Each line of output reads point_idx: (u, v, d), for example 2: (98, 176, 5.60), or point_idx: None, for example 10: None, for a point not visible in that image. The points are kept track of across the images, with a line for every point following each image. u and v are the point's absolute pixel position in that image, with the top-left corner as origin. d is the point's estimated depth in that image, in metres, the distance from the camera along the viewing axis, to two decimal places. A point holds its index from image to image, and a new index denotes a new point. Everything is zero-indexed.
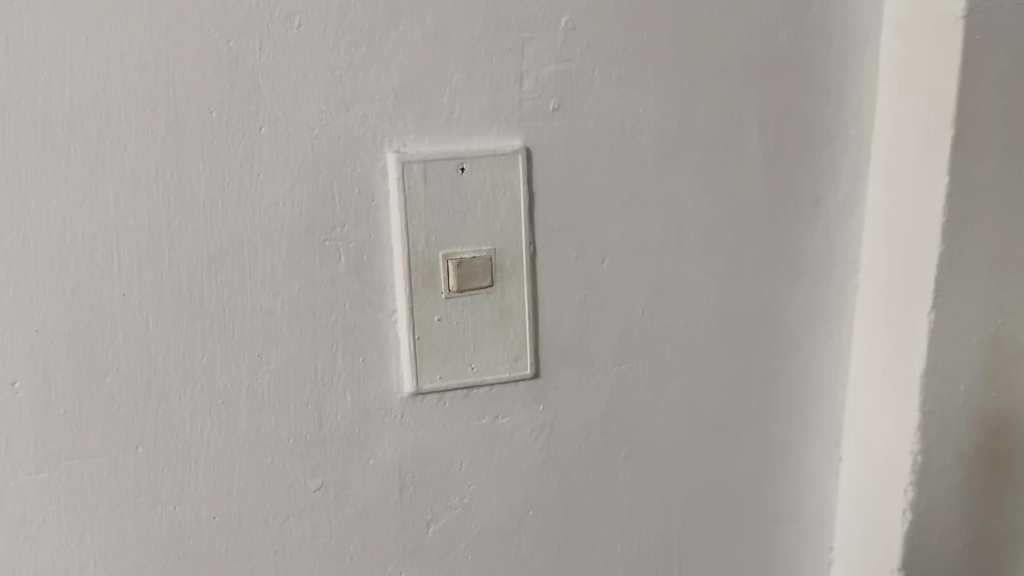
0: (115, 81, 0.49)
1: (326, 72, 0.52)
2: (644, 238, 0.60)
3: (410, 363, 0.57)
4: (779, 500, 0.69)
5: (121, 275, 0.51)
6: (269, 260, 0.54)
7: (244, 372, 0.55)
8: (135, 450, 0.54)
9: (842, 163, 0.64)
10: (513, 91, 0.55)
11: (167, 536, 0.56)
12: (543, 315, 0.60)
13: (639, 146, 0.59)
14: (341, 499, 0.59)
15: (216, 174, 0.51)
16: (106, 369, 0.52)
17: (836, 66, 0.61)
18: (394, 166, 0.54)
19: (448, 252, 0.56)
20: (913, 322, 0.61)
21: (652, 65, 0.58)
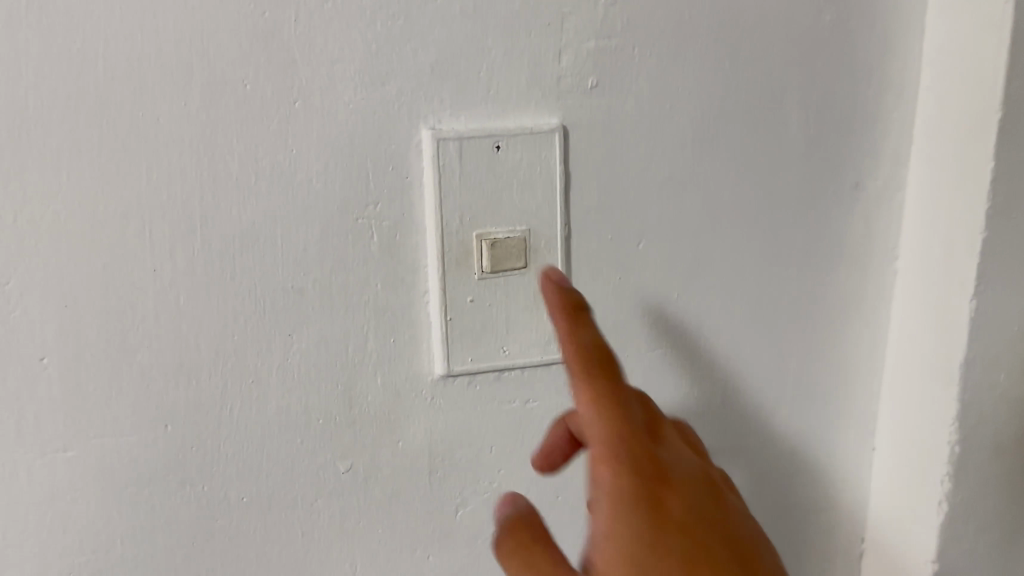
0: (149, 53, 0.48)
1: (362, 46, 0.51)
2: (680, 221, 0.59)
3: (442, 345, 0.56)
4: (809, 485, 0.70)
5: (153, 251, 0.50)
6: (302, 238, 0.53)
7: (275, 351, 0.54)
8: (164, 429, 0.53)
9: (885, 146, 0.62)
10: (552, 67, 0.54)
11: (195, 516, 0.55)
12: (577, 297, 0.59)
13: (677, 126, 0.57)
14: (371, 482, 0.58)
15: (250, 149, 0.50)
16: (137, 346, 0.51)
17: (881, 46, 0.60)
18: (428, 143, 0.53)
19: (482, 233, 0.55)
20: (954, 310, 0.60)
21: (693, 43, 0.56)
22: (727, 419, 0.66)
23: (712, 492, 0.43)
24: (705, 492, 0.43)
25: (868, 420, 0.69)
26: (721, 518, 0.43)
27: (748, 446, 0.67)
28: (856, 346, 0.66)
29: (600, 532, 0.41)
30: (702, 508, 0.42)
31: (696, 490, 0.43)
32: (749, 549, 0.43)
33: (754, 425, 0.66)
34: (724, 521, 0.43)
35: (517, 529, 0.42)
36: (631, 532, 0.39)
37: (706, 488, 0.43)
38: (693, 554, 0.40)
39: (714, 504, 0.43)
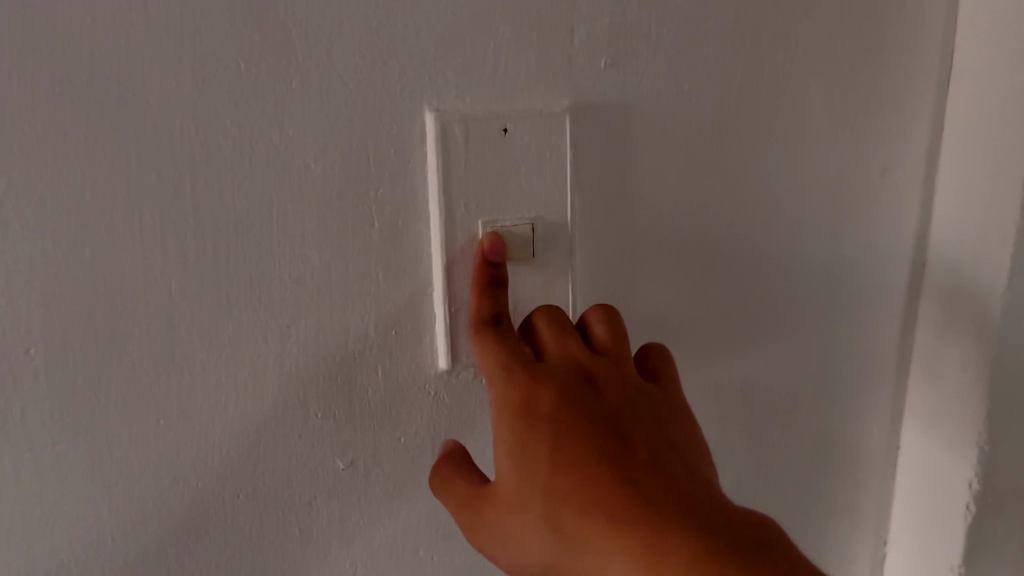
0: (138, 28, 0.45)
1: (363, 22, 0.48)
2: (697, 209, 0.57)
3: (446, 337, 0.54)
4: (829, 486, 0.67)
5: (143, 238, 0.48)
6: (299, 225, 0.50)
7: (272, 343, 0.52)
8: (157, 423, 0.51)
9: (914, 131, 0.59)
10: (564, 46, 0.51)
11: (189, 512, 0.53)
12: (587, 289, 0.56)
13: (696, 108, 0.54)
14: (372, 478, 0.56)
15: (245, 131, 0.48)
16: (127, 337, 0.49)
17: (913, 24, 0.56)
18: (432, 126, 0.50)
19: (489, 220, 0.52)
20: (984, 301, 0.58)
21: (715, 21, 0.53)
22: (744, 416, 0.63)
23: (593, 383, 0.48)
24: (581, 387, 0.48)
25: (890, 418, 0.66)
26: (601, 405, 0.47)
27: (767, 444, 0.64)
28: (880, 341, 0.64)
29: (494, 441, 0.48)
30: (574, 396, 0.47)
31: (571, 383, 0.48)
32: (627, 426, 0.46)
33: (773, 422, 0.64)
34: (601, 408, 0.47)
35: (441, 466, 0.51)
36: (509, 434, 0.47)
37: (586, 382, 0.48)
38: (559, 438, 0.45)
39: (593, 393, 0.48)
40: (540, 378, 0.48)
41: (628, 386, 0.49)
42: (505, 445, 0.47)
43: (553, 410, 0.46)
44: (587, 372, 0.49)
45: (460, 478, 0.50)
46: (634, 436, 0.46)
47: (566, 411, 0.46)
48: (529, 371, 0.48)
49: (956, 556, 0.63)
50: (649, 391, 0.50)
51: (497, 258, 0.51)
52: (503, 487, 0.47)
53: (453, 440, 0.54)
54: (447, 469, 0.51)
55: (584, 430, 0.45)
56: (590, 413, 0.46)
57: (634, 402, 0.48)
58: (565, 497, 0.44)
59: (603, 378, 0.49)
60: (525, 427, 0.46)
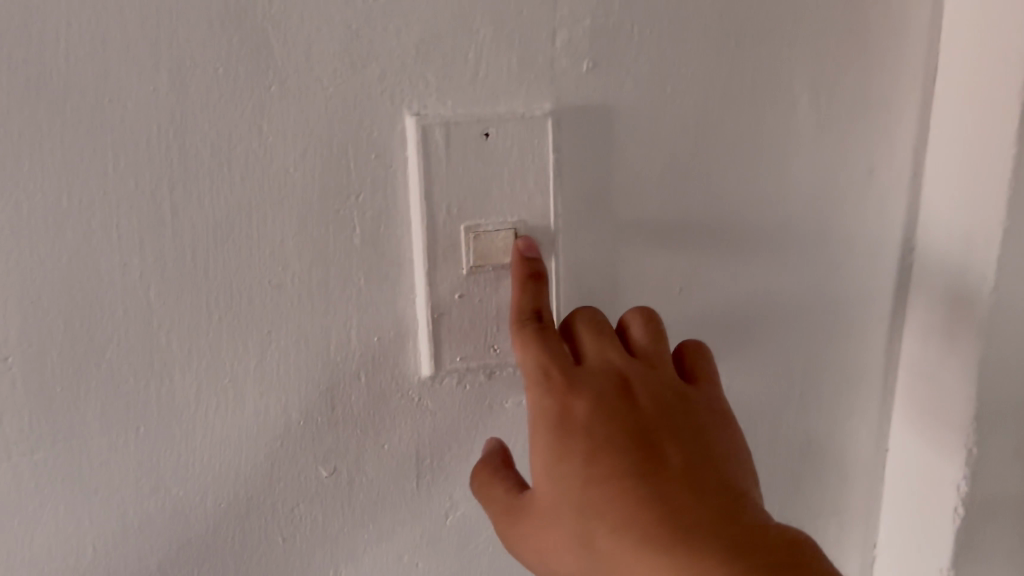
0: (114, 33, 0.45)
1: (341, 25, 0.47)
2: (681, 212, 0.56)
3: (429, 343, 0.53)
4: (816, 490, 0.67)
5: (120, 244, 0.47)
6: (279, 230, 0.50)
7: (252, 350, 0.51)
8: (136, 432, 0.51)
9: (899, 132, 0.58)
10: (545, 49, 0.51)
11: (170, 521, 0.53)
12: (571, 294, 0.56)
13: (680, 110, 0.54)
14: (355, 486, 0.56)
15: (223, 136, 0.47)
16: (105, 344, 0.49)
17: (897, 25, 0.56)
18: (412, 130, 0.49)
19: (471, 225, 0.52)
20: (972, 301, 0.56)
21: (697, 22, 0.53)
22: None
23: (629, 394, 0.47)
24: (616, 395, 0.47)
25: (878, 420, 0.66)
26: (636, 414, 0.46)
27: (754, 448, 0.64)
28: (867, 344, 0.63)
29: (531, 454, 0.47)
30: (611, 407, 0.46)
31: (608, 393, 0.47)
32: (662, 436, 0.45)
33: (760, 426, 0.63)
34: (636, 417, 0.46)
35: (479, 469, 0.51)
36: (543, 442, 0.46)
37: (622, 390, 0.47)
38: (593, 446, 0.44)
39: (629, 401, 0.46)
40: (575, 386, 0.47)
41: (664, 394, 0.48)
42: (540, 453, 0.46)
43: (589, 423, 0.45)
44: (624, 380, 0.48)
45: (500, 483, 0.49)
46: (669, 447, 0.44)
47: (601, 420, 0.45)
48: (565, 378, 0.47)
49: (945, 560, 0.62)
50: (689, 398, 0.49)
51: (535, 255, 0.51)
52: (539, 500, 0.45)
53: (496, 441, 0.54)
54: (488, 474, 0.50)
55: (618, 439, 0.44)
56: (625, 422, 0.45)
57: (670, 410, 0.47)
58: (596, 514, 0.42)
59: (641, 389, 0.48)
60: (559, 435, 0.45)
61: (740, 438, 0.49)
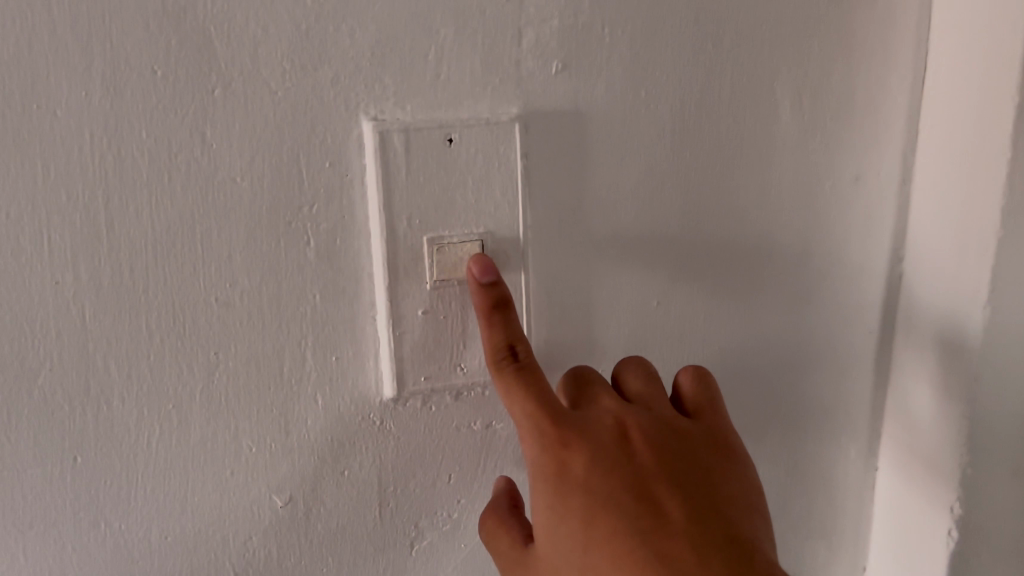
0: (42, 34, 0.41)
1: (290, 25, 0.44)
2: (659, 222, 0.53)
3: (391, 363, 0.50)
4: (802, 511, 0.64)
5: (52, 261, 0.44)
6: (226, 244, 0.46)
7: (198, 373, 0.48)
8: (73, 462, 0.47)
9: (887, 136, 0.55)
10: (510, 50, 0.48)
11: (112, 557, 0.49)
12: (544, 309, 0.52)
13: (656, 114, 0.51)
14: (312, 516, 0.52)
15: (163, 143, 0.44)
16: (37, 369, 0.45)
17: (883, 25, 0.53)
18: (369, 136, 0.46)
19: (434, 237, 0.48)
20: (963, 316, 0.53)
21: (673, 21, 0.50)
22: None
23: (626, 441, 0.45)
24: (612, 445, 0.45)
25: (869, 438, 0.63)
26: (633, 465, 0.44)
27: None
28: (857, 357, 0.60)
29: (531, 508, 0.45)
30: (608, 461, 0.44)
31: (604, 444, 0.45)
32: (662, 489, 0.43)
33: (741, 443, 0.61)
34: (634, 469, 0.44)
35: (488, 516, 0.49)
36: (543, 500, 0.44)
37: (619, 437, 0.45)
38: (593, 508, 0.43)
39: (626, 452, 0.45)
40: (570, 436, 0.45)
41: (663, 438, 0.46)
42: (541, 512, 0.44)
43: (588, 480, 0.43)
44: (620, 426, 0.46)
45: (505, 533, 0.48)
46: (669, 500, 0.43)
47: (598, 475, 0.43)
48: (558, 427, 0.45)
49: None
50: (687, 435, 0.47)
51: (492, 278, 0.47)
52: (542, 556, 0.44)
53: (503, 478, 0.53)
54: (495, 521, 0.49)
55: (618, 496, 0.43)
56: (624, 476, 0.43)
57: (671, 459, 0.45)
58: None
59: (637, 435, 0.45)
60: (557, 494, 0.44)
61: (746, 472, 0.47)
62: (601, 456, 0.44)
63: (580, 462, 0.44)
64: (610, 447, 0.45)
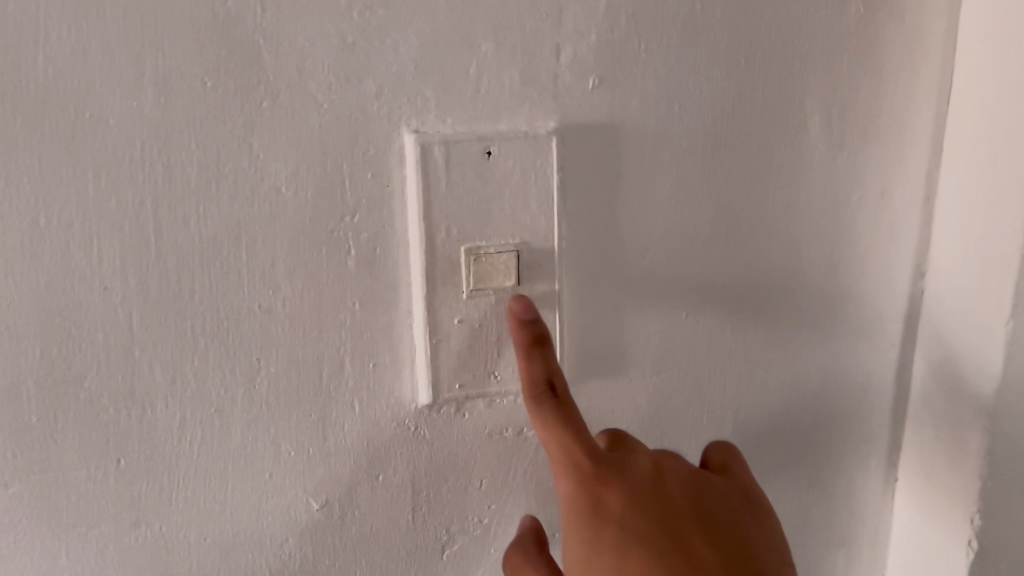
0: (96, 46, 0.42)
1: (336, 39, 0.45)
2: (689, 235, 0.54)
3: (427, 371, 0.51)
4: (823, 519, 0.65)
5: (102, 267, 0.45)
6: (269, 252, 0.47)
7: (240, 377, 0.49)
8: (116, 464, 0.48)
9: (912, 152, 0.56)
10: (548, 64, 0.49)
11: (152, 557, 0.50)
12: (576, 319, 0.53)
13: (687, 128, 0.52)
14: (347, 519, 0.53)
15: (210, 153, 0.45)
16: (83, 372, 0.46)
17: (910, 43, 0.54)
18: (410, 147, 0.47)
19: (471, 248, 0.49)
20: (988, 334, 0.54)
21: (706, 38, 0.51)
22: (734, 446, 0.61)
23: (661, 484, 0.47)
24: (649, 487, 0.47)
25: (890, 448, 0.63)
26: (668, 508, 0.46)
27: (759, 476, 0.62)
28: (880, 367, 0.61)
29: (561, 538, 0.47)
30: (645, 502, 0.46)
31: (641, 486, 0.46)
32: (694, 535, 0.45)
33: (763, 453, 0.62)
34: (670, 513, 0.46)
35: (512, 551, 0.52)
36: (574, 533, 0.46)
37: (652, 478, 0.47)
38: (628, 547, 0.44)
39: (662, 495, 0.47)
40: (609, 474, 0.46)
41: (697, 486, 0.48)
42: (573, 545, 0.46)
43: (624, 519, 0.45)
44: (656, 469, 0.48)
45: (531, 566, 0.50)
46: (701, 545, 0.45)
47: (634, 515, 0.45)
48: (594, 462, 0.46)
49: None
50: (715, 484, 0.49)
51: (533, 316, 0.49)
52: None
53: (529, 517, 0.55)
54: (519, 556, 0.51)
55: (649, 538, 0.45)
56: (659, 518, 0.45)
57: (704, 507, 0.47)
58: None
59: (673, 481, 0.48)
60: (593, 530, 0.45)
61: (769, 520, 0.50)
62: (638, 498, 0.46)
63: (617, 501, 0.46)
64: (648, 488, 0.47)
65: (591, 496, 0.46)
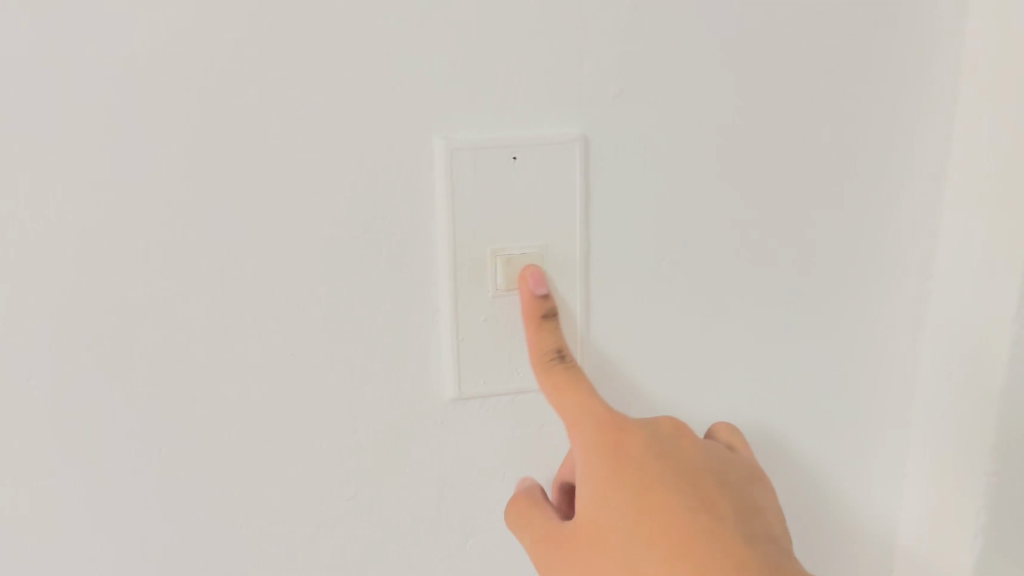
0: (144, 58, 0.44)
1: (372, 50, 0.47)
2: (705, 239, 0.56)
3: (453, 366, 0.53)
4: (835, 517, 0.66)
5: (149, 267, 0.47)
6: (306, 253, 0.49)
7: (277, 372, 0.51)
8: (159, 453, 0.51)
9: (921, 160, 0.58)
10: (572, 75, 0.51)
11: (192, 543, 0.53)
12: (596, 318, 0.56)
13: (704, 136, 0.54)
14: (377, 509, 0.55)
15: (251, 158, 0.47)
16: (130, 366, 0.49)
17: (921, 55, 0.56)
18: (441, 154, 0.49)
19: (497, 248, 0.51)
20: (993, 332, 0.57)
21: (723, 50, 0.53)
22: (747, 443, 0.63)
23: (675, 442, 0.50)
24: (665, 441, 0.50)
25: (898, 448, 0.65)
26: (683, 460, 0.49)
27: (771, 473, 0.64)
28: (891, 370, 0.63)
29: (580, 485, 0.49)
30: (662, 451, 0.49)
31: (657, 438, 0.50)
32: (708, 481, 0.48)
33: (777, 452, 0.63)
34: (685, 463, 0.49)
35: (520, 498, 0.54)
36: (593, 475, 0.49)
37: (669, 437, 0.50)
38: (648, 482, 0.47)
39: (677, 450, 0.50)
40: (626, 425, 0.49)
41: (711, 451, 0.51)
42: (591, 486, 0.49)
43: (644, 461, 0.48)
44: (670, 429, 0.51)
45: (539, 510, 0.53)
46: (715, 490, 0.48)
47: (653, 459, 0.48)
48: (614, 415, 0.50)
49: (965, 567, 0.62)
50: (726, 454, 0.52)
51: (543, 292, 0.51)
52: (583, 525, 0.49)
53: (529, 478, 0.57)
54: (525, 502, 0.54)
55: (669, 477, 0.48)
56: (676, 465, 0.49)
57: (717, 466, 0.50)
58: (649, 545, 0.46)
59: (688, 440, 0.51)
60: (614, 469, 0.48)
61: (774, 499, 0.52)
62: (655, 447, 0.49)
63: (636, 448, 0.49)
64: (664, 441, 0.50)
65: (611, 445, 0.49)
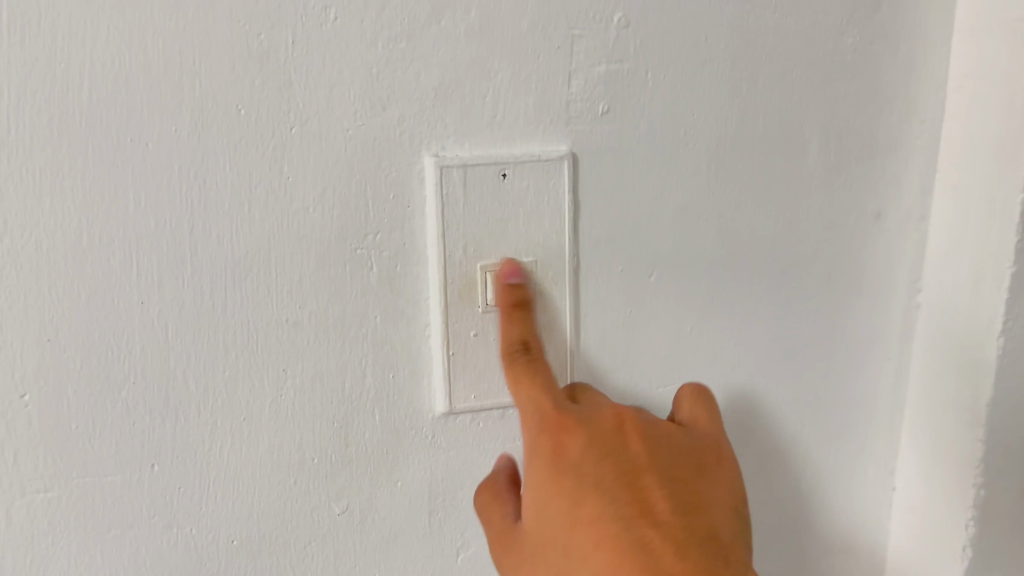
0: (138, 76, 0.45)
1: (362, 69, 0.48)
2: (693, 253, 0.57)
3: (443, 381, 0.53)
4: (825, 528, 0.67)
5: (141, 282, 0.48)
6: (297, 269, 0.50)
7: (268, 387, 0.51)
8: (150, 468, 0.51)
9: (907, 174, 0.59)
10: (560, 92, 0.51)
11: (182, 559, 0.53)
12: (586, 332, 0.56)
13: (691, 152, 0.55)
14: (367, 522, 0.56)
15: (243, 175, 0.48)
16: (122, 381, 0.49)
17: (906, 72, 0.57)
18: (430, 170, 0.50)
19: (486, 264, 0.52)
20: (980, 346, 0.57)
21: (709, 67, 0.54)
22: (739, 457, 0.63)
23: (621, 437, 0.48)
24: (609, 439, 0.48)
25: (888, 460, 0.66)
26: (627, 458, 0.47)
27: (762, 485, 0.64)
28: (879, 382, 0.63)
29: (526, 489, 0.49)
30: (604, 449, 0.47)
31: (600, 435, 0.48)
32: (649, 480, 0.46)
33: (767, 463, 0.64)
34: (626, 462, 0.47)
35: (485, 488, 0.53)
36: (535, 478, 0.48)
37: (614, 431, 0.49)
38: (582, 486, 0.46)
39: (621, 446, 0.48)
40: (568, 424, 0.48)
41: (662, 443, 0.49)
42: (533, 492, 0.48)
43: (581, 463, 0.47)
44: (618, 423, 0.49)
45: (498, 507, 0.51)
46: (655, 491, 0.46)
47: (591, 459, 0.47)
48: (560, 413, 0.49)
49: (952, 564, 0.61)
50: (680, 444, 0.50)
51: (516, 281, 0.52)
52: (528, 531, 0.48)
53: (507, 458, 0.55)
54: (490, 494, 0.53)
55: (604, 478, 0.46)
56: (616, 465, 0.46)
57: (666, 461, 0.48)
58: (580, 555, 0.44)
59: (635, 433, 0.49)
60: (551, 474, 0.47)
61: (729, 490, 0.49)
62: (596, 446, 0.47)
63: (576, 447, 0.47)
64: (607, 438, 0.48)
65: (553, 446, 0.48)
